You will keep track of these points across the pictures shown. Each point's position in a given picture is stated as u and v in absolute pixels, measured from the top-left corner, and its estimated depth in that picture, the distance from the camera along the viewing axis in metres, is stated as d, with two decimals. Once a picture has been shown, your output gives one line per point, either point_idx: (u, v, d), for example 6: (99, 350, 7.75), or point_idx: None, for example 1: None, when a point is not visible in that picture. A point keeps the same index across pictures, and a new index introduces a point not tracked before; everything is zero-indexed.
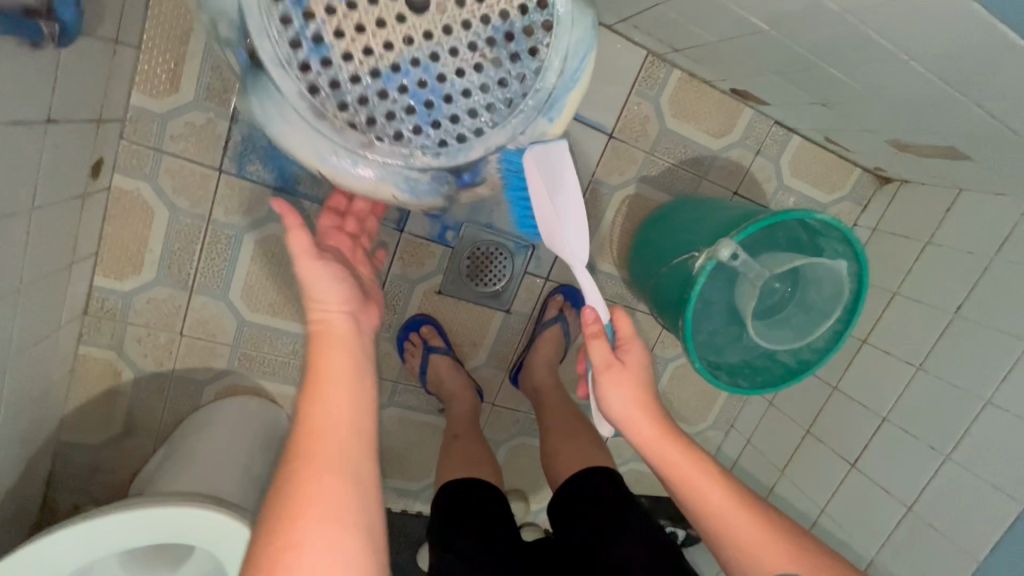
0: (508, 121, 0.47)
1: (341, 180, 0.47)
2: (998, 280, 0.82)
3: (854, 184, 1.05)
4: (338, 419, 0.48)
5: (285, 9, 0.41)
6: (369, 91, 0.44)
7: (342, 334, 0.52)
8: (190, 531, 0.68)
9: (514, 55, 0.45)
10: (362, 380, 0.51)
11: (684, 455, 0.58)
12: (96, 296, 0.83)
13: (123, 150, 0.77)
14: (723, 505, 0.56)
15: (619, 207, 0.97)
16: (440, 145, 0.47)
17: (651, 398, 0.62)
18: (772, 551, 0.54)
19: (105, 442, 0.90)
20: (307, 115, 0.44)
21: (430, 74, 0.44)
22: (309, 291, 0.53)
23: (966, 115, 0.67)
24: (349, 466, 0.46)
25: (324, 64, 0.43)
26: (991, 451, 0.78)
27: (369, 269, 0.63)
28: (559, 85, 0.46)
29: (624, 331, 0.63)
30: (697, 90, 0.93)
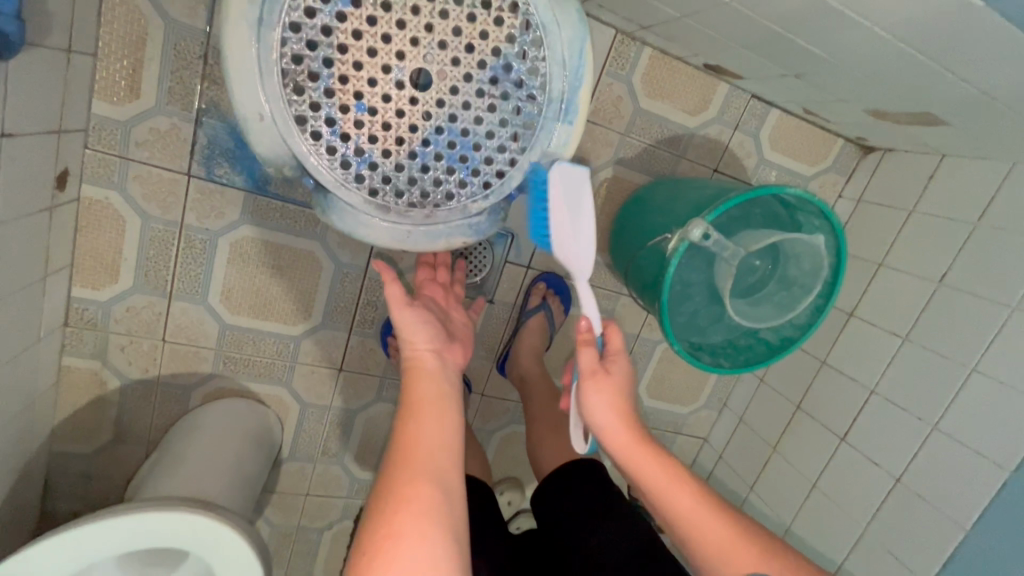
0: (536, 140, 0.50)
1: (418, 250, 0.52)
2: (981, 245, 0.81)
3: (837, 155, 1.03)
4: (430, 436, 0.54)
5: (326, 142, 0.46)
6: (414, 171, 0.49)
7: (431, 368, 0.59)
8: (176, 536, 0.68)
9: (518, 80, 0.48)
10: (448, 403, 0.57)
11: (657, 461, 0.58)
12: (75, 307, 0.83)
13: (89, 160, 0.76)
14: (693, 507, 0.57)
15: (597, 191, 0.96)
16: (486, 186, 0.51)
17: (630, 405, 0.61)
18: (742, 552, 0.54)
19: (96, 449, 0.91)
20: (376, 216, 0.49)
21: (455, 134, 0.48)
22: (403, 334, 0.61)
23: (937, 78, 0.65)
24: (440, 473, 0.52)
25: (371, 168, 0.48)
26: (976, 418, 0.77)
27: (461, 314, 0.71)
28: (567, 88, 0.50)
29: (614, 342, 0.63)
30: (670, 67, 0.92)
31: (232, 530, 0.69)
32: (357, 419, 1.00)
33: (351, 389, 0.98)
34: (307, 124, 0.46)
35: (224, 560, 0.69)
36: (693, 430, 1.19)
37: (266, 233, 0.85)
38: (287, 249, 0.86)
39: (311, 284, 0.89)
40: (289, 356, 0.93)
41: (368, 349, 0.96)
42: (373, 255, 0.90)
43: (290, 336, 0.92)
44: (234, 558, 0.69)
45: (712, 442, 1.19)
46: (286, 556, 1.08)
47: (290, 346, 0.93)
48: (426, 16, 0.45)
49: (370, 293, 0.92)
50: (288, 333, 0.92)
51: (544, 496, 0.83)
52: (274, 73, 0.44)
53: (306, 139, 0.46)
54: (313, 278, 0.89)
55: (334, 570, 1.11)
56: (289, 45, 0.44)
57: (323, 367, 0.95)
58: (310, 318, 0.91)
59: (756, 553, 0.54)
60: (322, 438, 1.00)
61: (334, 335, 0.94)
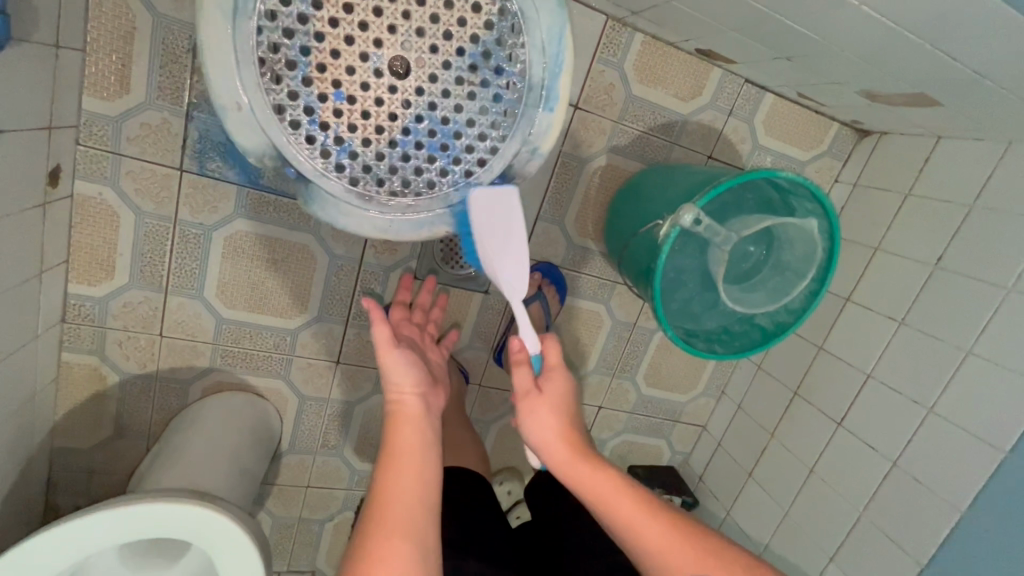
0: (516, 127, 0.50)
1: (402, 240, 0.51)
2: (976, 228, 0.81)
3: (833, 139, 1.02)
4: (407, 488, 0.53)
5: (306, 132, 0.46)
6: (395, 159, 0.48)
7: (414, 414, 0.58)
8: (175, 527, 0.69)
9: (497, 68, 0.48)
10: (430, 455, 0.56)
11: (594, 475, 0.57)
12: (72, 303, 0.83)
13: (81, 156, 0.76)
14: (629, 513, 0.56)
15: (591, 179, 0.96)
16: (467, 175, 0.51)
17: (570, 418, 0.61)
18: (682, 554, 0.55)
19: (98, 444, 0.92)
20: (358, 205, 0.49)
21: (435, 122, 0.48)
22: (387, 376, 0.60)
23: (928, 58, 0.64)
24: (416, 532, 0.52)
25: (352, 157, 0.48)
26: (970, 399, 0.77)
27: (436, 354, 0.75)
28: (546, 75, 0.49)
29: (551, 357, 0.62)
30: (662, 53, 0.91)
31: (230, 521, 0.70)
32: (355, 411, 1.01)
33: (349, 381, 0.98)
34: (286, 114, 0.45)
35: (222, 551, 0.69)
36: (692, 418, 1.19)
37: (260, 226, 0.85)
38: (282, 243, 0.87)
39: (306, 277, 0.90)
40: (286, 349, 0.94)
41: (364, 342, 0.96)
42: (368, 248, 0.90)
43: (286, 329, 0.92)
44: (232, 549, 0.70)
45: (710, 430, 1.19)
46: (289, 547, 1.09)
47: (287, 340, 0.93)
48: (403, 3, 0.45)
49: (365, 285, 0.92)
50: (284, 327, 0.92)
51: (541, 488, 0.87)
52: (252, 62, 0.44)
53: (286, 128, 0.46)
54: (308, 272, 0.89)
55: (336, 561, 1.12)
56: (266, 36, 0.44)
57: (320, 359, 0.96)
58: (307, 311, 0.92)
59: (695, 556, 0.55)
60: (322, 430, 1.01)
61: (330, 327, 0.94)
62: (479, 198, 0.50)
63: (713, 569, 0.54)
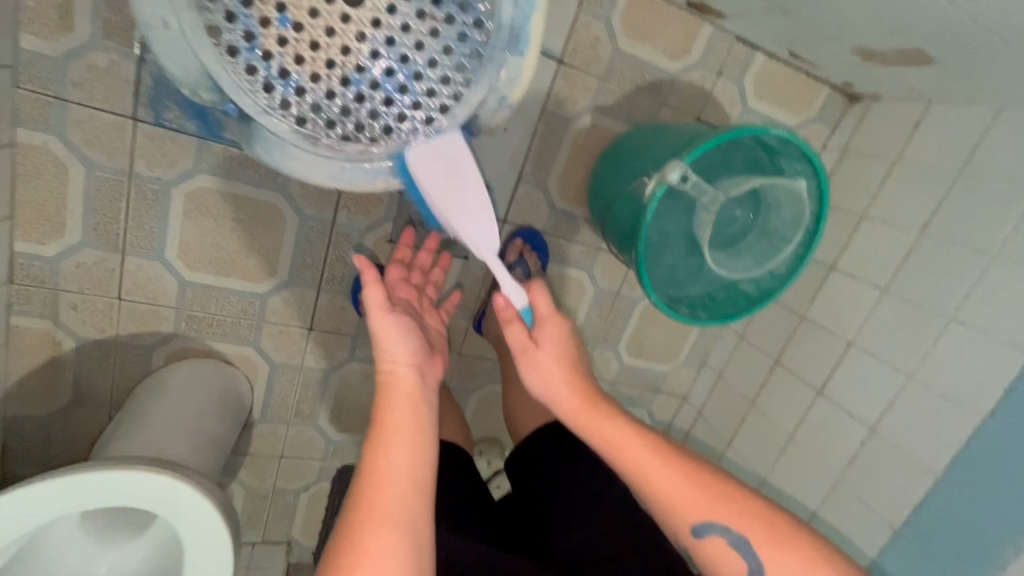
0: (482, 72, 0.45)
1: (355, 189, 0.46)
2: (965, 194, 0.79)
3: (823, 103, 0.99)
4: (401, 471, 0.47)
5: (245, 61, 0.40)
6: (347, 100, 0.43)
7: (409, 389, 0.52)
8: (135, 494, 0.65)
9: (463, 3, 0.43)
10: (427, 437, 0.50)
11: (606, 424, 0.56)
12: (19, 263, 0.78)
13: (22, 100, 0.70)
14: (641, 461, 0.54)
15: (575, 140, 0.92)
16: (427, 123, 0.45)
17: (576, 365, 0.59)
18: (692, 499, 0.53)
19: (54, 413, 0.88)
20: (307, 147, 0.44)
21: (394, 60, 0.43)
22: (379, 344, 0.53)
23: (930, 10, 0.61)
24: (409, 521, 0.46)
25: (298, 94, 0.42)
26: (950, 366, 0.78)
27: (435, 319, 0.65)
28: (517, 15, 0.43)
29: (542, 309, 0.58)
30: (650, 5, 0.86)
31: (198, 492, 0.66)
32: (330, 378, 0.97)
33: (322, 349, 0.95)
34: (221, 38, 0.40)
35: (190, 523, 0.66)
36: (673, 388, 1.18)
37: (225, 183, 0.80)
38: (248, 202, 0.82)
39: (275, 239, 0.85)
40: (255, 315, 0.90)
41: (338, 307, 0.92)
42: (340, 208, 0.86)
43: (255, 294, 0.88)
44: (199, 520, 0.66)
45: (691, 400, 1.18)
46: (264, 518, 1.07)
47: (256, 305, 0.89)
48: None
49: (338, 248, 0.88)
50: (253, 291, 0.88)
51: (521, 459, 0.80)
52: None
53: (221, 55, 0.40)
54: (277, 232, 0.85)
55: (312, 531, 1.10)
56: None
57: (292, 325, 0.92)
58: (277, 275, 0.88)
59: (706, 502, 0.53)
60: (294, 399, 0.98)
61: (301, 292, 0.90)
62: (419, 153, 0.45)
63: (724, 514, 0.52)
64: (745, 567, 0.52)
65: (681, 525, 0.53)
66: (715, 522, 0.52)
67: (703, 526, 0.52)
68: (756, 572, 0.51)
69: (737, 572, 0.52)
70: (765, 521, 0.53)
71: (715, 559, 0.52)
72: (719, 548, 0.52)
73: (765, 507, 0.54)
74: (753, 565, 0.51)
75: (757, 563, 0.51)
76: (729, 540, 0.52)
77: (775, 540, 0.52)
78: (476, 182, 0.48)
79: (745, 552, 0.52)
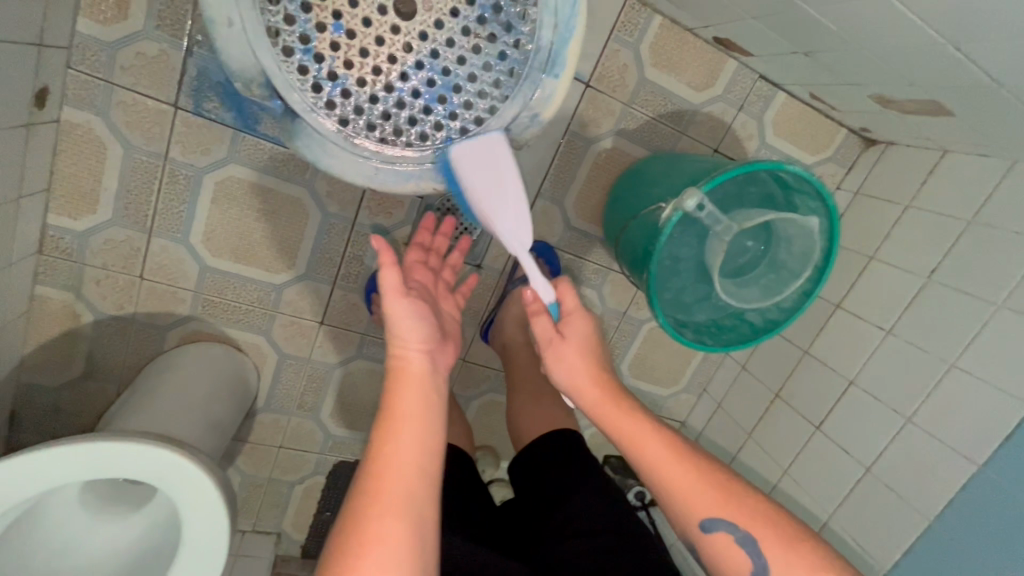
0: (518, 89, 0.46)
1: (387, 191, 0.48)
2: (974, 243, 0.80)
3: (839, 146, 1.01)
4: (408, 458, 0.49)
5: (299, 61, 0.43)
6: (389, 105, 0.45)
7: (419, 374, 0.53)
8: (140, 467, 0.66)
9: (506, 24, 0.45)
10: (434, 423, 0.51)
11: (624, 419, 0.56)
12: (51, 234, 0.80)
13: (71, 80, 0.73)
14: (656, 459, 0.54)
15: (594, 161, 0.94)
16: (461, 133, 0.47)
17: (597, 361, 0.59)
18: (703, 498, 0.52)
19: (65, 383, 0.89)
20: (345, 146, 0.46)
21: (436, 71, 0.45)
22: (393, 329, 0.54)
23: (951, 62, 0.63)
24: (412, 507, 0.47)
25: (344, 95, 0.44)
26: (951, 411, 0.78)
27: (450, 303, 0.65)
28: (555, 38, 0.45)
29: (568, 302, 0.61)
30: (678, 39, 0.90)
31: (200, 468, 0.67)
32: (335, 373, 0.99)
33: (331, 343, 0.96)
34: (280, 39, 0.42)
35: (190, 495, 0.67)
36: (672, 413, 1.18)
37: (255, 174, 0.83)
38: (275, 194, 0.85)
39: (297, 232, 0.87)
40: (270, 304, 0.92)
41: (349, 303, 0.94)
42: (362, 208, 0.88)
43: (272, 284, 0.90)
44: (201, 499, 0.67)
45: (689, 426, 1.18)
46: (257, 506, 1.07)
47: (271, 295, 0.91)
48: None
49: (356, 246, 0.90)
50: (270, 281, 0.90)
51: (520, 469, 0.79)
52: None
53: (277, 54, 0.42)
54: (300, 226, 0.87)
55: (303, 526, 1.11)
56: None
57: (305, 318, 0.94)
58: (294, 267, 0.90)
59: (714, 499, 0.52)
60: (298, 391, 0.99)
61: (317, 286, 0.92)
62: (463, 150, 0.46)
63: (733, 512, 0.52)
64: (750, 566, 0.51)
65: (689, 521, 0.53)
66: (722, 519, 0.52)
67: (711, 522, 0.52)
68: (761, 571, 0.50)
69: (743, 570, 0.51)
70: (773, 525, 0.51)
71: (721, 555, 0.52)
72: (727, 546, 0.51)
73: (772, 508, 0.53)
74: (758, 564, 0.50)
75: (763, 562, 0.50)
76: (735, 537, 0.51)
77: (785, 543, 0.50)
78: (517, 177, 0.49)
79: (751, 550, 0.51)
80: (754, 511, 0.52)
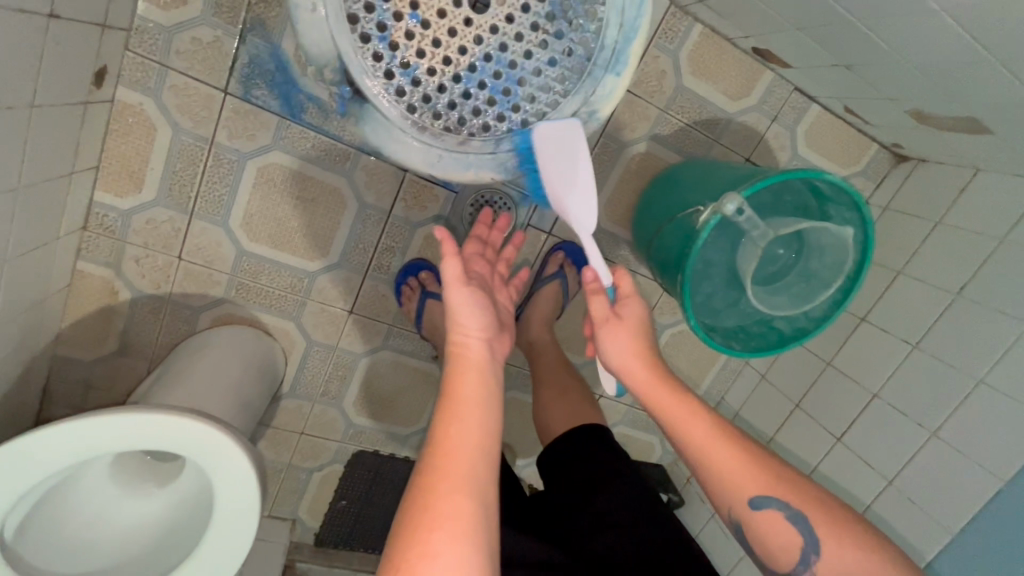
0: (580, 86, 0.48)
1: (447, 178, 0.49)
2: (1005, 260, 0.81)
3: (870, 160, 1.02)
4: (470, 436, 0.50)
5: (374, 47, 0.45)
6: (456, 95, 0.47)
7: (476, 358, 0.55)
8: (176, 440, 0.66)
9: (573, 22, 0.47)
10: (492, 405, 0.53)
11: (674, 400, 0.58)
12: (96, 211, 0.82)
13: (128, 62, 0.76)
14: (703, 437, 0.55)
15: (627, 164, 0.96)
16: (522, 126, 0.49)
17: (648, 343, 0.62)
18: (749, 478, 0.53)
19: (98, 359, 0.91)
20: (411, 132, 0.47)
21: (502, 64, 0.46)
22: (453, 315, 0.57)
23: (994, 79, 0.64)
24: (478, 485, 0.48)
25: (415, 84, 0.46)
26: (977, 427, 0.79)
27: (505, 296, 0.66)
28: (620, 37, 0.47)
29: (624, 287, 0.63)
30: (717, 47, 0.92)
31: (233, 445, 0.68)
32: (361, 362, 1.00)
33: (359, 332, 0.98)
34: (358, 25, 0.44)
35: (222, 473, 0.68)
36: None
37: (297, 161, 0.85)
38: (314, 182, 0.86)
39: (332, 220, 0.89)
40: (302, 291, 0.93)
41: (380, 293, 0.95)
42: (398, 200, 0.90)
43: (305, 271, 0.91)
44: (235, 478, 0.68)
45: None
46: (275, 492, 1.08)
47: (304, 282, 0.92)
48: None
49: (390, 237, 0.92)
50: (303, 268, 0.91)
51: (548, 465, 0.80)
52: None
53: (354, 40, 0.44)
54: (336, 215, 0.89)
55: (318, 515, 1.11)
56: None
57: (334, 306, 0.95)
58: (328, 254, 0.91)
59: (761, 478, 0.53)
60: (323, 379, 1.00)
61: (349, 275, 0.93)
62: (548, 128, 0.48)
63: (781, 491, 0.53)
64: (799, 541, 0.51)
65: (737, 499, 0.54)
66: (770, 496, 0.53)
67: (760, 500, 0.53)
68: (812, 549, 0.51)
69: (793, 546, 0.52)
70: (821, 504, 0.52)
71: (771, 532, 0.52)
72: (776, 524, 0.52)
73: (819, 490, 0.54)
74: (808, 539, 0.51)
75: (815, 540, 0.51)
76: (784, 512, 0.52)
77: (836, 522, 0.51)
78: (590, 165, 0.51)
79: (802, 527, 0.51)
80: (801, 492, 0.53)
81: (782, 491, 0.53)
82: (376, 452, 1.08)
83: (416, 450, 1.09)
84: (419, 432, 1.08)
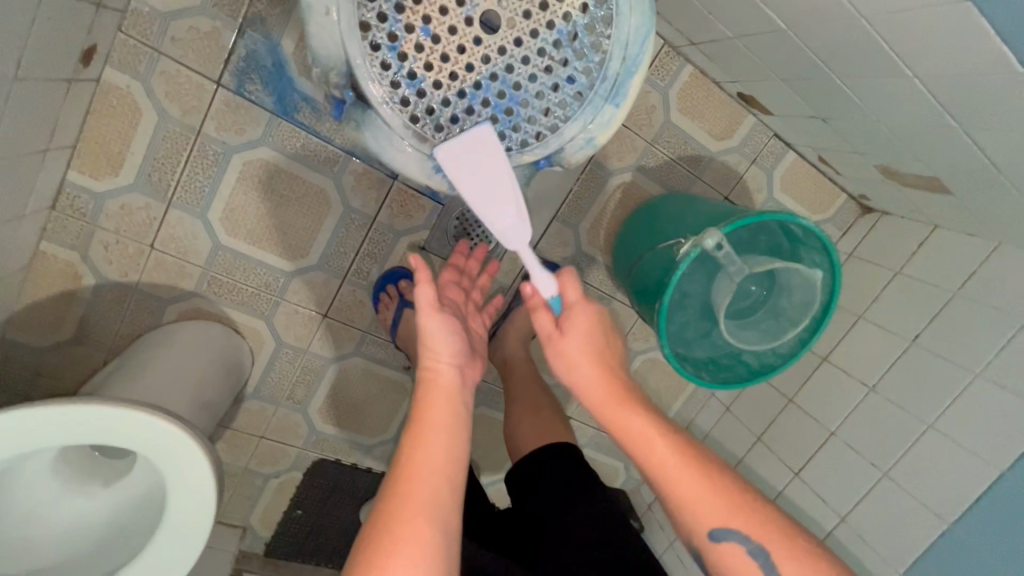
0: (581, 112, 0.50)
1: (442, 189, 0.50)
2: (954, 313, 0.86)
3: (838, 210, 1.08)
4: (436, 462, 0.50)
5: (383, 56, 0.45)
6: (459, 109, 0.48)
7: (447, 385, 0.54)
8: (132, 436, 0.63)
9: (580, 51, 0.48)
10: (460, 433, 0.52)
11: (635, 422, 0.56)
12: (67, 191, 0.79)
13: (119, 44, 0.74)
14: (667, 465, 0.55)
15: (613, 192, 0.98)
16: (521, 146, 0.50)
17: (604, 352, 0.59)
18: (714, 508, 0.54)
19: (51, 345, 0.86)
20: (412, 142, 0.48)
21: (507, 85, 0.48)
22: (424, 341, 0.55)
23: (955, 143, 0.69)
24: (438, 513, 0.47)
25: (420, 95, 0.47)
26: (925, 470, 0.83)
27: (477, 323, 0.66)
28: (622, 70, 0.49)
29: (570, 294, 0.59)
30: (704, 89, 0.96)
31: (195, 448, 0.65)
32: (332, 368, 0.98)
33: (331, 337, 0.96)
34: (370, 34, 0.45)
35: (180, 476, 0.65)
36: None
37: (285, 159, 0.84)
38: (301, 183, 0.85)
39: (314, 222, 0.88)
40: (277, 291, 0.91)
41: (358, 299, 0.94)
42: (384, 207, 0.90)
43: (282, 271, 0.90)
44: (193, 482, 0.65)
45: None
46: (227, 498, 1.03)
47: (279, 281, 0.90)
48: None
49: (373, 244, 0.91)
50: (281, 268, 0.90)
51: (516, 481, 0.79)
52: None
53: (364, 47, 0.45)
54: (319, 217, 0.88)
55: (271, 524, 1.07)
56: None
57: (308, 308, 0.93)
58: (306, 258, 0.90)
59: (725, 509, 0.54)
60: (290, 381, 0.97)
61: (327, 278, 0.92)
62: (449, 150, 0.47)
63: (744, 522, 0.53)
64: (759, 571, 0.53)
65: (699, 529, 0.55)
66: (733, 528, 0.53)
67: (721, 531, 0.54)
68: None
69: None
70: (784, 536, 0.54)
71: (730, 563, 0.53)
72: (735, 554, 0.53)
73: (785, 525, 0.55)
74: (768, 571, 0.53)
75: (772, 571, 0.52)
76: (745, 547, 0.53)
77: (794, 552, 0.53)
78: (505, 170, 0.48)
79: (760, 559, 0.53)
80: (762, 524, 0.54)
81: (745, 523, 0.53)
82: (338, 461, 1.05)
83: (380, 461, 1.06)
84: (385, 444, 1.06)
